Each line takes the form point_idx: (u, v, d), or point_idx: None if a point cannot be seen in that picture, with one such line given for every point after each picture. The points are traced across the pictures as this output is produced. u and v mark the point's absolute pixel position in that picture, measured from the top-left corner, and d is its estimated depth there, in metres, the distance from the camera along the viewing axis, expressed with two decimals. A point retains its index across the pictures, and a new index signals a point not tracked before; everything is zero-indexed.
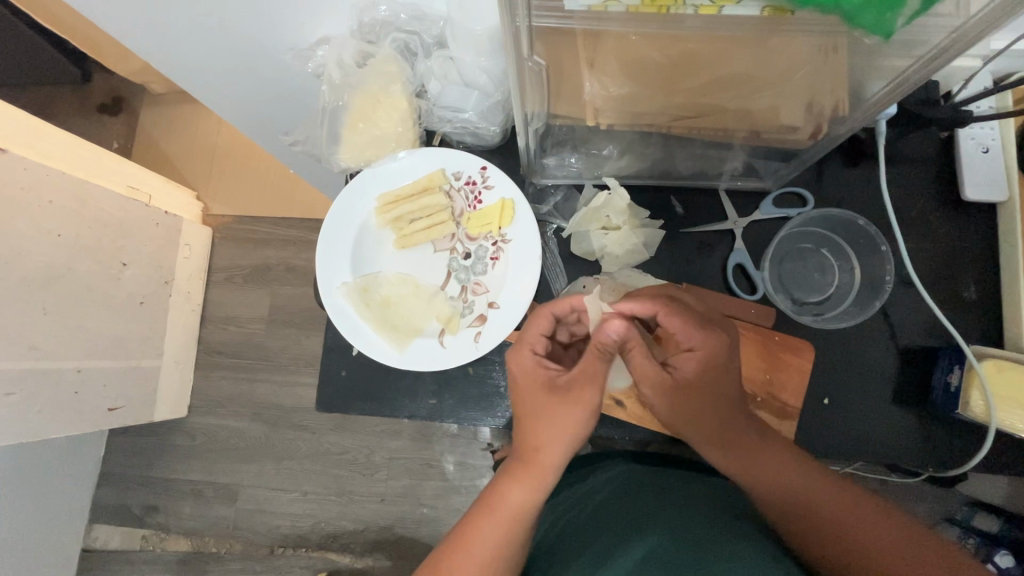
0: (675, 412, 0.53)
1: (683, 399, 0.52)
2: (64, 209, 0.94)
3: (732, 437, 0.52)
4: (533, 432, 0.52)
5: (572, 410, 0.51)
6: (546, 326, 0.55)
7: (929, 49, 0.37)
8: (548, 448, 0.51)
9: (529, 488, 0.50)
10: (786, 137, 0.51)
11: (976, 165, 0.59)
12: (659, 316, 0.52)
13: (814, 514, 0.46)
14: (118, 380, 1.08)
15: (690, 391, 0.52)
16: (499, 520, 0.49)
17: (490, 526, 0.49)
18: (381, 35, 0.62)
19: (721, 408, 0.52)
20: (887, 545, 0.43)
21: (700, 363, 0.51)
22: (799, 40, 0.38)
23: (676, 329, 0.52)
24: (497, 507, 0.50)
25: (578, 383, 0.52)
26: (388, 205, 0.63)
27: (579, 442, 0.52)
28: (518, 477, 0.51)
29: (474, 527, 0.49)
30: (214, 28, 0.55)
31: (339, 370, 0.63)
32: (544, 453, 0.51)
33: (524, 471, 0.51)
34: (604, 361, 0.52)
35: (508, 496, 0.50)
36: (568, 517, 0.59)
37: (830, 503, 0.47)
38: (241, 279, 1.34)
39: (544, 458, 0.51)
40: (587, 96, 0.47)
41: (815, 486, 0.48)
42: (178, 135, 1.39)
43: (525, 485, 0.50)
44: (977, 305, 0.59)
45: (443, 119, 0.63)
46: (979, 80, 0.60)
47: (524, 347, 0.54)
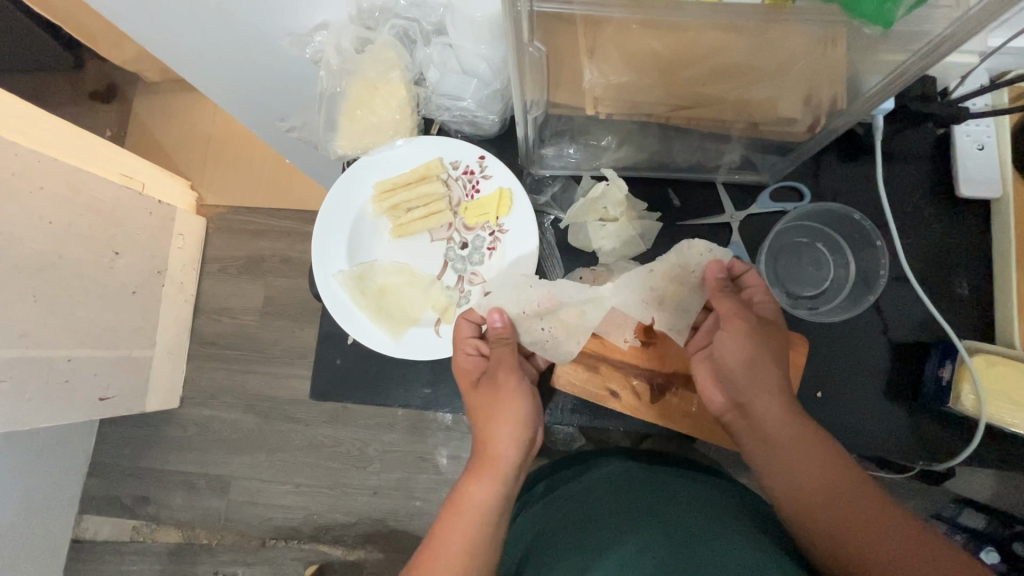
0: (758, 354, 0.51)
1: (772, 334, 0.52)
2: (55, 195, 0.93)
3: (789, 398, 0.51)
4: (481, 432, 0.54)
5: (506, 398, 0.54)
6: (471, 329, 0.58)
7: (925, 43, 0.38)
8: (496, 441, 0.52)
9: (488, 483, 0.51)
10: (784, 130, 0.51)
11: (972, 161, 0.59)
12: (751, 273, 0.56)
13: (822, 499, 0.47)
14: (108, 370, 1.07)
15: (771, 336, 0.52)
16: (466, 518, 0.49)
17: (459, 527, 0.48)
18: (380, 22, 0.61)
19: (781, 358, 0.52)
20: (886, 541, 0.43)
21: (771, 315, 0.54)
22: (798, 29, 0.39)
23: (754, 286, 0.56)
24: (463, 508, 0.49)
25: (501, 377, 0.55)
26: (385, 192, 0.63)
27: (527, 429, 0.53)
28: (474, 475, 0.51)
29: (445, 527, 0.49)
30: (210, 12, 0.54)
31: (333, 359, 0.63)
32: (494, 446, 0.52)
33: (482, 468, 0.52)
34: (511, 346, 0.57)
35: (470, 497, 0.50)
36: (561, 511, 0.59)
37: (836, 487, 0.47)
38: (235, 270, 1.33)
39: (495, 451, 0.52)
40: (586, 84, 0.46)
41: (832, 468, 0.47)
42: (171, 123, 1.37)
43: (485, 480, 0.51)
44: (970, 301, 0.59)
45: (441, 107, 0.62)
46: (975, 78, 0.61)
47: (460, 351, 0.57)
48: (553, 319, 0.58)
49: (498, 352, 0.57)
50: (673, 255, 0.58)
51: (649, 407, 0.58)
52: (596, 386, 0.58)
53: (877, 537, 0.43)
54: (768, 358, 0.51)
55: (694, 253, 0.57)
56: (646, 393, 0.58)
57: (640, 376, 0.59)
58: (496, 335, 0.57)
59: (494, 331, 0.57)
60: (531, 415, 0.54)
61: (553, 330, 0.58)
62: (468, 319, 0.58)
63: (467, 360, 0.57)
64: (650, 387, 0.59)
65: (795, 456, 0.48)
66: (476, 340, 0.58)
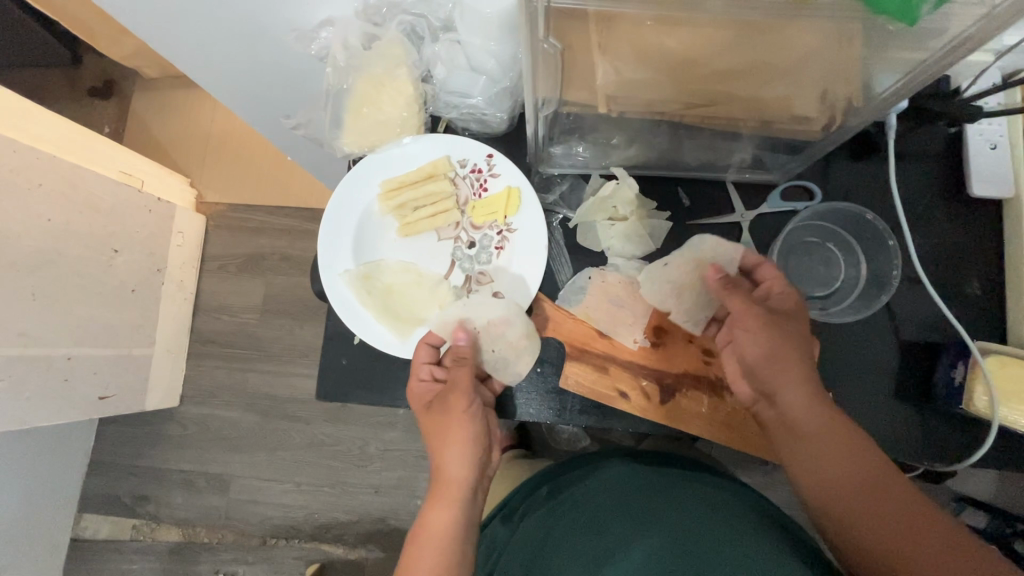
0: (773, 344, 0.50)
1: (786, 325, 0.51)
2: (54, 192, 0.92)
3: (814, 388, 0.50)
4: (435, 455, 0.53)
5: (454, 417, 0.53)
6: (428, 354, 0.58)
7: (946, 40, 0.38)
8: (448, 462, 0.52)
9: (443, 505, 0.50)
10: (798, 129, 0.50)
11: (983, 161, 0.59)
12: (763, 265, 0.55)
13: (854, 493, 0.45)
14: (108, 369, 1.07)
15: (787, 327, 0.51)
16: (423, 545, 0.47)
17: (420, 552, 0.47)
18: (387, 18, 0.60)
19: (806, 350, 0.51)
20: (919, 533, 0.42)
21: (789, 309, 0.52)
22: (815, 27, 0.38)
23: (771, 278, 0.54)
24: (423, 535, 0.48)
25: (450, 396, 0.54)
26: (391, 191, 0.62)
27: (477, 448, 0.52)
28: (432, 501, 0.51)
29: (408, 556, 0.47)
30: (214, 7, 0.53)
31: (339, 359, 0.62)
32: (447, 469, 0.51)
33: (438, 493, 0.51)
34: (468, 367, 0.57)
35: (425, 521, 0.49)
36: (566, 515, 0.58)
37: (868, 480, 0.45)
38: (234, 268, 1.32)
39: (447, 473, 0.51)
40: (600, 82, 0.45)
41: (862, 460, 0.46)
42: (171, 119, 1.36)
43: (442, 505, 0.50)
44: (981, 300, 0.59)
45: (449, 104, 0.62)
46: (988, 76, 0.59)
47: (413, 377, 0.57)
48: (503, 342, 0.59)
49: (455, 372, 0.56)
50: (685, 249, 0.59)
51: (658, 409, 0.58)
52: (603, 387, 0.58)
53: (910, 530, 0.42)
54: (784, 349, 0.50)
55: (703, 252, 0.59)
56: (655, 394, 0.58)
57: (649, 376, 0.59)
58: (456, 354, 0.58)
59: (454, 350, 0.58)
60: (481, 434, 0.54)
61: (501, 352, 0.59)
62: (426, 342, 0.58)
63: (420, 385, 0.57)
64: (658, 388, 0.58)
65: (823, 450, 0.47)
66: (430, 364, 0.58)
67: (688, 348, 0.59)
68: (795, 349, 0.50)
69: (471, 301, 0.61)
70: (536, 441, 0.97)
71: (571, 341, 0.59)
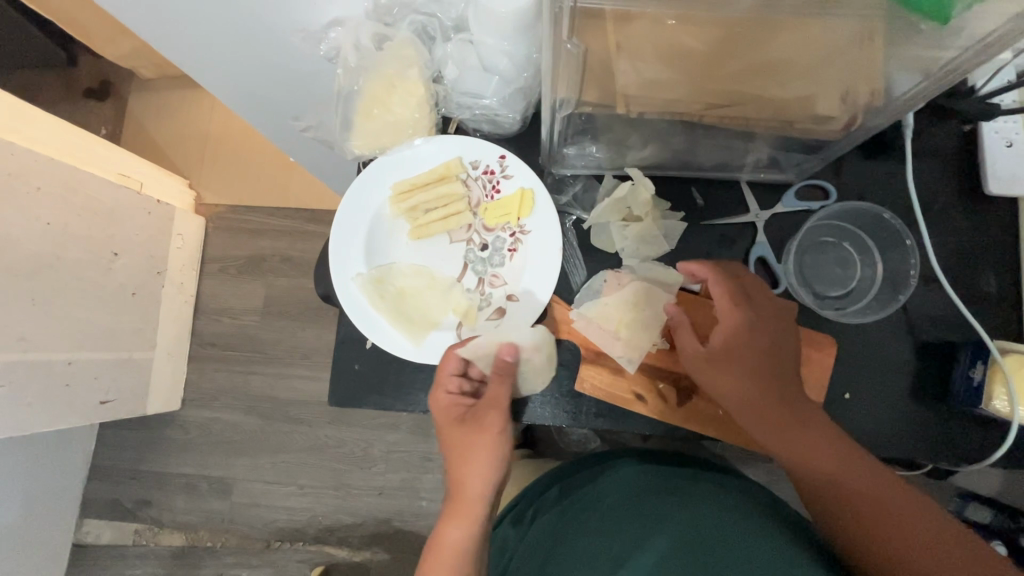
0: (724, 382, 0.52)
1: (734, 358, 0.52)
2: (53, 195, 0.91)
3: (778, 410, 0.51)
4: (457, 469, 0.57)
5: (484, 439, 0.57)
6: (457, 365, 0.57)
7: (974, 38, 0.37)
8: (471, 481, 0.56)
9: (462, 523, 0.54)
10: (819, 129, 0.50)
11: (999, 159, 0.58)
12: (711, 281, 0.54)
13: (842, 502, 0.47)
14: (109, 373, 1.06)
15: (735, 357, 0.52)
16: (443, 561, 0.51)
17: (438, 565, 0.51)
18: (397, 17, 0.58)
19: (762, 362, 0.52)
20: (894, 534, 0.44)
21: (732, 332, 0.52)
22: (839, 25, 0.38)
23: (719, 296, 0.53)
24: (439, 549, 0.53)
25: (485, 415, 0.57)
26: (403, 194, 0.61)
27: (499, 469, 0.57)
28: (451, 516, 0.54)
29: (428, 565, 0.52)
30: (222, 8, 0.52)
31: (351, 364, 0.61)
32: (469, 486, 0.56)
33: (457, 509, 0.55)
34: (508, 385, 0.57)
35: (445, 535, 0.53)
36: (579, 518, 0.57)
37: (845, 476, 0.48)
38: (235, 270, 1.31)
39: (466, 491, 0.56)
40: (621, 83, 0.44)
41: (831, 468, 0.48)
42: (169, 120, 1.35)
43: (459, 522, 0.54)
44: (997, 298, 0.59)
45: (461, 105, 0.61)
46: (1004, 74, 0.58)
47: (440, 388, 0.57)
48: (525, 366, 0.58)
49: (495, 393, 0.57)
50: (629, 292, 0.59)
51: (676, 411, 0.58)
52: (620, 390, 0.58)
53: (885, 531, 0.45)
54: (735, 386, 0.51)
55: (646, 292, 0.59)
56: (673, 395, 0.58)
57: (666, 379, 0.58)
58: (498, 366, 0.57)
59: (499, 363, 0.56)
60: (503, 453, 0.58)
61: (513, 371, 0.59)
62: (456, 357, 0.56)
63: (446, 396, 0.56)
64: (676, 389, 0.58)
65: (790, 458, 0.50)
66: (458, 376, 0.57)
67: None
68: (752, 377, 0.51)
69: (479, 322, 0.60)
70: (543, 441, 0.97)
71: (586, 344, 0.59)
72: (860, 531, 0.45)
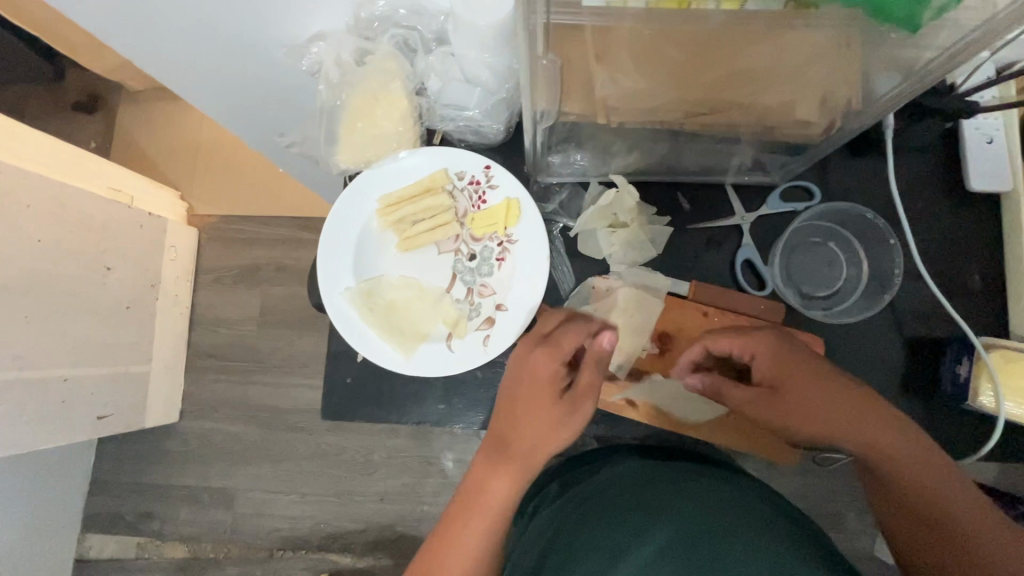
0: (791, 403, 0.50)
1: (794, 380, 0.49)
2: (44, 213, 0.90)
3: (852, 412, 0.48)
4: (522, 428, 0.48)
5: (570, 414, 0.48)
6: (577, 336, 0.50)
7: (952, 39, 0.37)
8: (535, 445, 0.48)
9: (506, 480, 0.48)
10: (799, 133, 0.50)
11: (980, 156, 0.59)
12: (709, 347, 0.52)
13: (934, 511, 0.45)
14: (106, 387, 1.06)
15: (790, 379, 0.50)
16: (479, 516, 0.48)
17: (472, 525, 0.48)
18: (379, 31, 0.59)
19: (822, 376, 0.49)
20: (990, 546, 0.42)
21: (777, 359, 0.50)
22: (814, 34, 0.38)
23: (732, 349, 0.52)
24: (477, 506, 0.48)
25: (587, 396, 0.49)
26: (390, 207, 0.61)
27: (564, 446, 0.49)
28: (496, 469, 0.48)
29: (453, 525, 0.48)
30: (204, 28, 0.52)
31: (343, 377, 0.62)
32: (530, 447, 0.48)
33: (506, 464, 0.48)
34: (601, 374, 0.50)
35: (487, 489, 0.48)
36: (579, 511, 0.56)
37: (916, 479, 0.46)
38: (230, 280, 1.31)
39: (523, 451, 0.48)
40: (599, 93, 0.45)
41: (917, 470, 0.46)
42: (160, 133, 1.35)
43: (504, 479, 0.48)
44: (981, 294, 0.59)
45: (445, 117, 0.61)
46: (982, 70, 0.59)
47: (552, 347, 0.49)
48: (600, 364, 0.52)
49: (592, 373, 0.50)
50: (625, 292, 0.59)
51: (666, 417, 0.59)
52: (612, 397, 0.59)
53: (983, 543, 0.42)
54: (803, 402, 0.49)
55: (636, 296, 0.59)
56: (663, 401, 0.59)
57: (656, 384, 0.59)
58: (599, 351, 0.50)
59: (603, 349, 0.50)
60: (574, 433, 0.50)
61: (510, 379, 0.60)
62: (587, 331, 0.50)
63: (548, 361, 0.49)
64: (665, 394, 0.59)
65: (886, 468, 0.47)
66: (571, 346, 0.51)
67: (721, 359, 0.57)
68: (816, 389, 0.49)
69: (468, 331, 0.60)
70: None
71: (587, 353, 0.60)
72: (948, 540, 0.43)
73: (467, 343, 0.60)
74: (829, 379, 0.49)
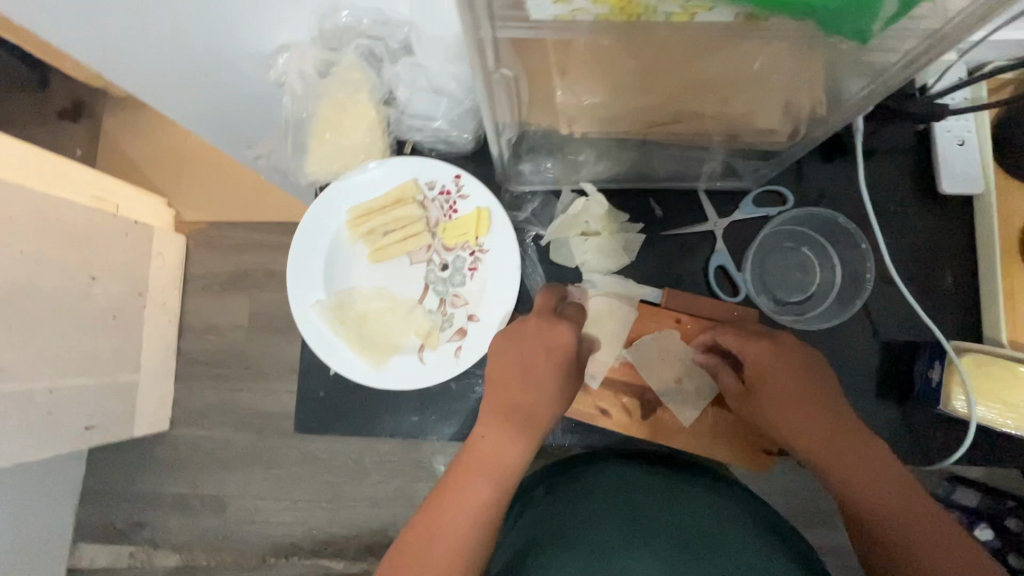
0: (769, 408, 0.49)
1: (772, 385, 0.49)
2: (25, 224, 0.89)
3: (828, 425, 0.46)
4: (539, 388, 0.49)
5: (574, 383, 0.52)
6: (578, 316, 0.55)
7: (912, 45, 0.37)
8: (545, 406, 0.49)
9: (515, 442, 0.48)
10: (763, 141, 0.49)
11: (951, 158, 0.58)
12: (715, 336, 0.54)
13: (888, 529, 0.42)
14: (93, 397, 1.05)
15: (770, 383, 0.49)
16: (484, 476, 0.46)
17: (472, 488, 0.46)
18: (343, 41, 0.57)
19: (802, 386, 0.48)
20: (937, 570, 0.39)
21: (763, 363, 0.49)
22: (769, 47, 0.37)
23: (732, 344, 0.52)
24: (484, 468, 0.47)
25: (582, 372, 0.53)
26: (359, 218, 0.60)
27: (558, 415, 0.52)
28: (506, 429, 0.48)
29: (453, 487, 0.46)
30: (168, 40, 0.51)
31: (316, 391, 0.62)
32: (541, 410, 0.49)
33: (515, 423, 0.48)
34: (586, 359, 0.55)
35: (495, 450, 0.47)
36: (570, 508, 0.53)
37: (877, 497, 0.43)
38: (218, 287, 1.28)
39: (536, 412, 0.49)
40: (560, 106, 0.44)
41: (879, 488, 0.43)
42: (146, 139, 1.32)
43: (512, 441, 0.48)
44: (955, 297, 0.59)
45: (412, 127, 0.61)
46: (954, 71, 0.58)
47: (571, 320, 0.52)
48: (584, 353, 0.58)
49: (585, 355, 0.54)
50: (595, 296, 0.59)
51: (639, 424, 0.58)
52: (585, 407, 0.59)
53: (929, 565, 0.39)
54: (781, 408, 0.48)
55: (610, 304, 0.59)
56: (637, 411, 0.58)
57: (631, 394, 0.59)
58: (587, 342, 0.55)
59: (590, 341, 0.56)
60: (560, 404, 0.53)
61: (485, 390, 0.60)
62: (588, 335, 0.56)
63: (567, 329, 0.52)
64: (640, 404, 0.58)
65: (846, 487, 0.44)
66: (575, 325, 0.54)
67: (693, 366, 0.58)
68: (795, 397, 0.48)
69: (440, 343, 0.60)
70: None
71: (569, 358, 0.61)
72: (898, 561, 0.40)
73: (438, 356, 0.60)
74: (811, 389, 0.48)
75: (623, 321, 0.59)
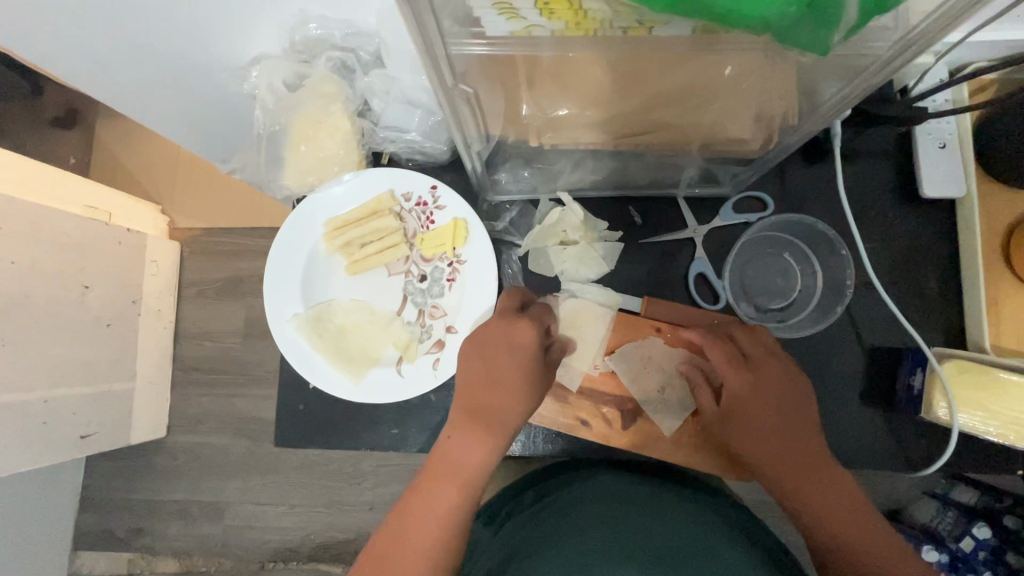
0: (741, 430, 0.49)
1: (746, 410, 0.49)
2: (17, 234, 0.85)
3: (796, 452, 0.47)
4: (502, 390, 0.49)
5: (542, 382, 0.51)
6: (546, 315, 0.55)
7: (883, 51, 0.36)
8: (510, 409, 0.49)
9: (481, 445, 0.48)
10: (737, 149, 0.48)
11: (934, 159, 0.58)
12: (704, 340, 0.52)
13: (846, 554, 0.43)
14: (89, 406, 1.00)
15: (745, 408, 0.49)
16: (450, 481, 0.46)
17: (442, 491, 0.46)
18: (315, 53, 0.57)
19: (774, 412, 0.49)
20: None
21: (740, 387, 0.50)
22: (733, 57, 0.36)
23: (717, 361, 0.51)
24: (450, 473, 0.47)
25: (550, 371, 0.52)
26: (336, 230, 0.60)
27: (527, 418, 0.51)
28: (471, 433, 0.48)
29: (422, 489, 0.46)
30: (139, 49, 0.50)
31: (296, 404, 0.63)
32: (506, 412, 0.49)
33: (481, 426, 0.48)
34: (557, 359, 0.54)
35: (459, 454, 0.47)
36: (550, 515, 0.52)
37: (838, 522, 0.44)
38: (214, 292, 1.22)
39: (501, 416, 0.49)
40: (525, 117, 0.44)
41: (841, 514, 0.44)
42: (138, 144, 1.28)
43: (478, 445, 0.48)
44: (939, 300, 0.58)
45: (386, 139, 0.61)
46: (935, 73, 0.57)
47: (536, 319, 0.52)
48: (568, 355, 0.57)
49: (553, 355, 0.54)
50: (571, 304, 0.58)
51: (620, 434, 0.57)
52: (566, 417, 0.58)
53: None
54: (752, 433, 0.49)
55: (586, 310, 0.58)
56: (617, 420, 0.57)
57: (610, 403, 0.57)
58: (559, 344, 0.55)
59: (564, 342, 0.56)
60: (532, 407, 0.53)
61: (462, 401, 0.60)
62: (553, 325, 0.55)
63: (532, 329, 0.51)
64: (620, 414, 0.57)
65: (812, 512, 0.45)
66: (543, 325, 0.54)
67: (673, 375, 0.57)
68: (767, 422, 0.49)
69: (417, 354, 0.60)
70: None
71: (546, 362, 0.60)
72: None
73: (416, 368, 0.59)
74: (783, 417, 0.49)
75: (600, 329, 0.58)
